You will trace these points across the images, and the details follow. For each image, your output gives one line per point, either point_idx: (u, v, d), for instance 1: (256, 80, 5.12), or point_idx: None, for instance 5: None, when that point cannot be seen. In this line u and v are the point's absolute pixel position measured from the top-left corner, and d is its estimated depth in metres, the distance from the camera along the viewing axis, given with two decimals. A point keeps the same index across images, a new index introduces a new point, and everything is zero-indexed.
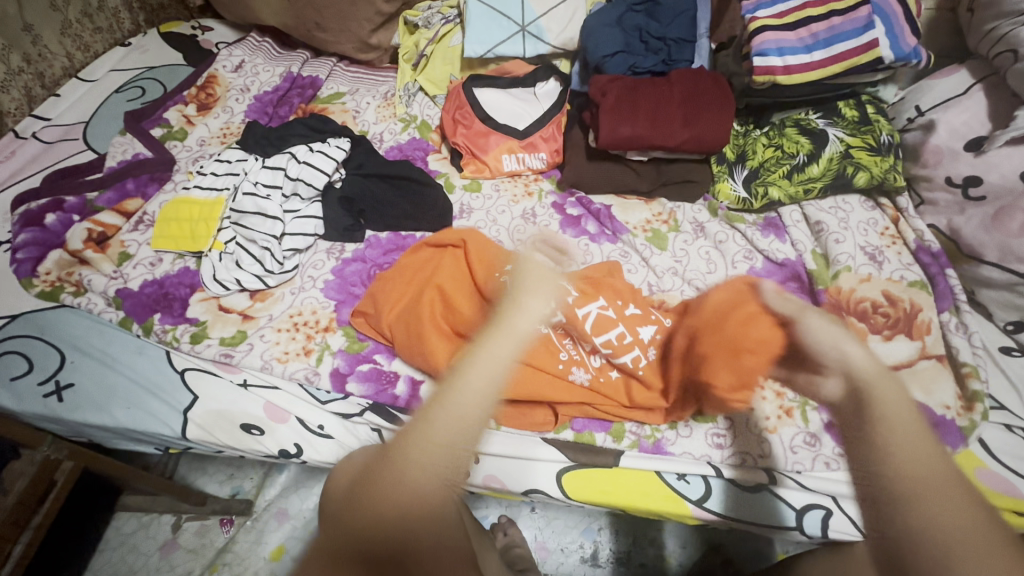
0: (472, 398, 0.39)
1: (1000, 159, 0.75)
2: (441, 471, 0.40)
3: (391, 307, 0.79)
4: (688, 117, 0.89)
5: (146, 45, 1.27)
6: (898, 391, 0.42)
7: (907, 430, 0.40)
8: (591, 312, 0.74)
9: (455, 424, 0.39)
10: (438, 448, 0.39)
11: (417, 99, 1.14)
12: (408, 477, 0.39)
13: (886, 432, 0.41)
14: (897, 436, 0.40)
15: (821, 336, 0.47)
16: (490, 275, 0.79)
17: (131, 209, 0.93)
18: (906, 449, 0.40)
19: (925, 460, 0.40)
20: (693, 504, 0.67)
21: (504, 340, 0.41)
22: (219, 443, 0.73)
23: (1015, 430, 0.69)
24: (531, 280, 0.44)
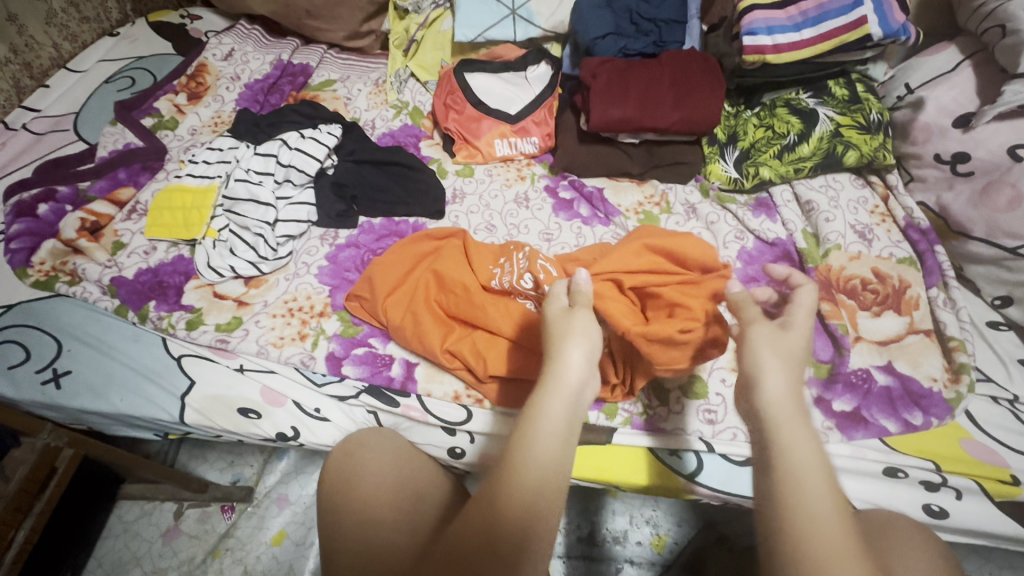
0: (553, 442, 0.46)
1: (988, 135, 0.76)
2: (540, 518, 0.44)
3: (387, 285, 0.79)
4: (679, 98, 0.89)
5: (135, 35, 1.26)
6: (802, 436, 0.45)
7: (808, 475, 0.43)
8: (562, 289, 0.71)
9: (543, 469, 0.45)
10: (535, 498, 0.44)
11: (408, 85, 1.14)
12: (510, 521, 0.44)
13: (784, 471, 0.44)
14: (796, 474, 0.43)
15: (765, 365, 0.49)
16: (486, 262, 0.80)
17: (123, 198, 0.93)
18: (807, 491, 0.42)
19: (818, 499, 0.42)
20: (686, 478, 0.69)
21: (563, 392, 0.48)
22: (217, 427, 0.74)
23: (1000, 401, 0.71)
24: (566, 331, 0.52)
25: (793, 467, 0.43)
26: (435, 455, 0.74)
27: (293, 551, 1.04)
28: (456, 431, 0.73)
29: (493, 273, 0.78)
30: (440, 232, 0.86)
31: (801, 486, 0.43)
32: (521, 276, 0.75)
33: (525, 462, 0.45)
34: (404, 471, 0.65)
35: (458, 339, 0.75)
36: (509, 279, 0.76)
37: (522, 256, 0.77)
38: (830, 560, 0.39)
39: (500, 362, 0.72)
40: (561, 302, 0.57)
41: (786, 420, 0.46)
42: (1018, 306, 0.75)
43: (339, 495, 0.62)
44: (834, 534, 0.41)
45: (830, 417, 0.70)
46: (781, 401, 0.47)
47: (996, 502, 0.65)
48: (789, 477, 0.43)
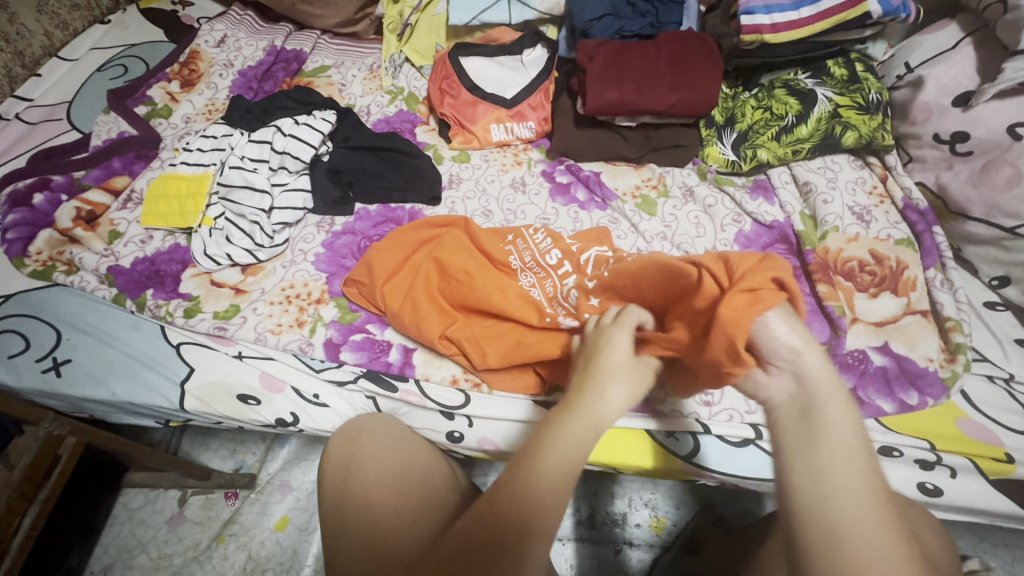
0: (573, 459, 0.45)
1: (988, 113, 0.75)
2: (539, 527, 0.43)
3: (388, 268, 0.80)
4: (676, 79, 0.88)
5: (126, 22, 1.25)
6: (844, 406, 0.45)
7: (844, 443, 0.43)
8: (591, 256, 0.79)
9: (553, 477, 0.44)
10: (541, 508, 0.43)
11: (403, 70, 1.13)
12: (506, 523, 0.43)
13: (824, 436, 0.43)
14: (830, 448, 0.43)
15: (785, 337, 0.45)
16: (493, 244, 0.81)
17: (118, 186, 0.93)
18: (836, 474, 0.42)
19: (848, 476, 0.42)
20: (682, 460, 0.69)
21: (594, 415, 0.47)
22: (217, 414, 0.75)
23: (996, 380, 0.71)
24: (613, 366, 0.51)
25: (820, 448, 0.43)
26: (433, 439, 0.75)
27: (295, 537, 1.05)
28: (453, 415, 0.74)
29: (507, 253, 0.80)
30: (441, 219, 0.85)
31: (830, 470, 0.42)
32: (545, 252, 0.80)
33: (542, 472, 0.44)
34: (414, 464, 0.65)
35: (458, 324, 0.76)
36: (532, 255, 0.80)
37: (538, 234, 0.82)
38: (858, 540, 0.39)
39: (497, 346, 0.73)
40: (628, 340, 0.53)
41: (821, 398, 0.45)
42: (1015, 286, 0.75)
43: (346, 489, 0.62)
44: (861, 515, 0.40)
45: None
46: (821, 374, 0.45)
47: (991, 479, 0.66)
48: (815, 462, 0.43)
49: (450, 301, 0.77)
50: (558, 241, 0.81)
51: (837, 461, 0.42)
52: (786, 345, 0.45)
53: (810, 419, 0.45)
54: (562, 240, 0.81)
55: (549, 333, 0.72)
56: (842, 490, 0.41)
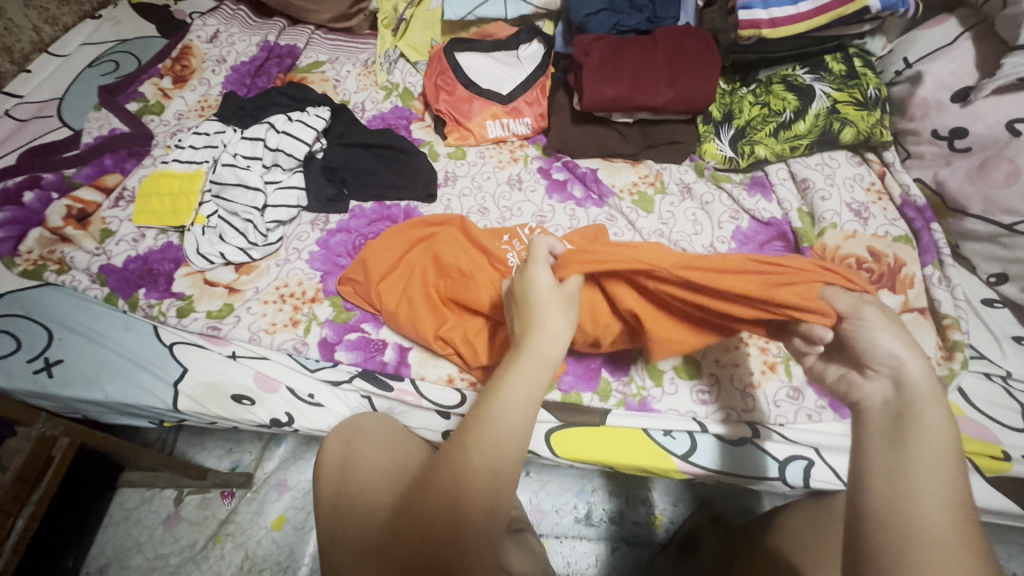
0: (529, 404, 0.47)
1: (986, 109, 0.74)
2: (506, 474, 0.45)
3: (384, 267, 0.79)
4: (674, 75, 0.87)
5: (117, 17, 1.23)
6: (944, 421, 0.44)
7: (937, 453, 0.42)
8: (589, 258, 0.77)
9: (517, 422, 0.46)
10: (500, 456, 0.45)
11: (398, 66, 1.12)
12: (480, 472, 0.44)
13: (917, 440, 0.43)
14: (921, 451, 0.42)
15: (890, 343, 0.49)
16: (489, 243, 0.78)
17: (110, 184, 0.92)
18: (925, 483, 0.40)
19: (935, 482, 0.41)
20: (679, 458, 0.68)
21: (541, 355, 0.50)
22: (211, 414, 0.74)
23: (994, 377, 0.71)
24: (544, 301, 0.54)
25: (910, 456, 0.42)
26: (429, 439, 0.75)
27: (293, 536, 1.05)
28: (449, 414, 0.73)
29: (503, 251, 0.78)
30: (437, 218, 0.84)
31: (916, 479, 0.41)
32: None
33: (502, 418, 0.46)
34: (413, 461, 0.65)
35: (453, 323, 0.75)
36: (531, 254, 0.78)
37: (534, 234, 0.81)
38: (932, 537, 0.38)
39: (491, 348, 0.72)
40: (547, 273, 0.57)
41: (918, 409, 0.45)
42: (1012, 283, 0.75)
43: (345, 489, 0.61)
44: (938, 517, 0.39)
45: (823, 396, 0.71)
46: (920, 382, 0.46)
47: (988, 477, 0.65)
48: (905, 468, 0.41)
49: (446, 300, 0.76)
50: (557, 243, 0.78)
51: (929, 472, 0.41)
52: (888, 348, 0.48)
53: (905, 427, 0.44)
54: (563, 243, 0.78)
55: None
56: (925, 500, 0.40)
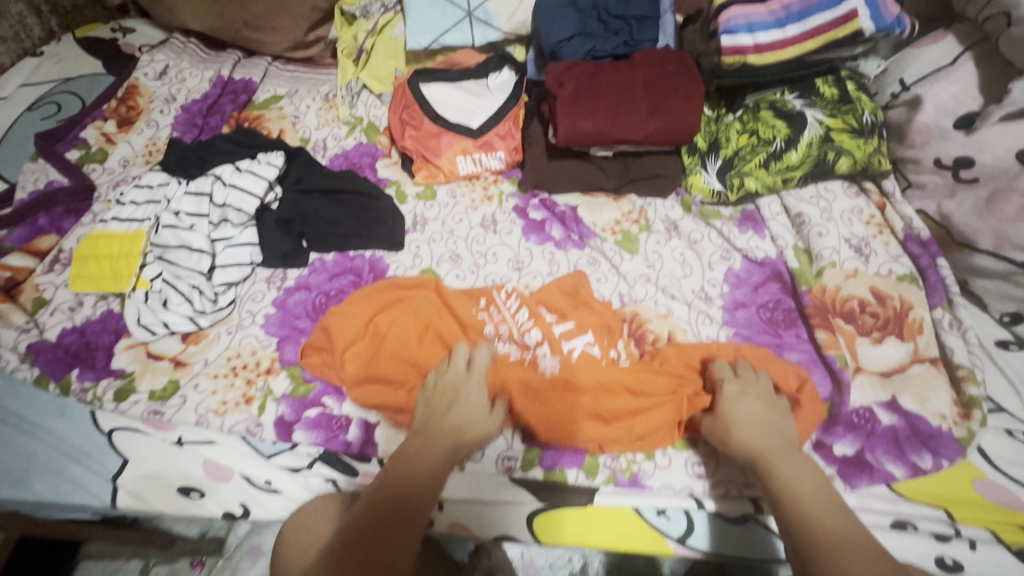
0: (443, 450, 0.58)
1: (993, 138, 0.68)
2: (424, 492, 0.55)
3: (345, 338, 0.72)
4: (654, 104, 0.81)
5: (60, 53, 1.15)
6: (799, 463, 0.55)
7: (815, 497, 0.52)
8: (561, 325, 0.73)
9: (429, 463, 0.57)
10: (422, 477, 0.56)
11: (362, 98, 1.04)
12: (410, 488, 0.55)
13: (799, 494, 0.53)
14: (800, 496, 0.52)
15: (747, 412, 0.61)
16: (465, 311, 0.74)
17: (44, 247, 0.84)
18: (820, 515, 0.51)
19: (829, 517, 0.50)
20: (675, 541, 0.62)
21: (456, 397, 0.63)
22: (155, 510, 0.67)
23: (1017, 434, 0.65)
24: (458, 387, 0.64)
25: (791, 492, 0.53)
26: None
27: None
28: None
29: (481, 322, 0.74)
30: (409, 280, 0.77)
31: (805, 510, 0.51)
32: (523, 325, 0.73)
33: (417, 462, 0.57)
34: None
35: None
36: (511, 324, 0.73)
37: (510, 300, 0.76)
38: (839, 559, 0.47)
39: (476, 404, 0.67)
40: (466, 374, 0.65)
41: (772, 453, 0.56)
42: None
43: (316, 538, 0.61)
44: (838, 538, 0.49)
45: (831, 464, 0.63)
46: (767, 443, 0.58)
47: None
48: (796, 507, 0.52)
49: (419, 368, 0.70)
50: (536, 313, 0.74)
51: (819, 508, 0.51)
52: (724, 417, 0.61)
53: (764, 468, 0.56)
54: (541, 313, 0.74)
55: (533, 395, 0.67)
56: (830, 532, 0.49)
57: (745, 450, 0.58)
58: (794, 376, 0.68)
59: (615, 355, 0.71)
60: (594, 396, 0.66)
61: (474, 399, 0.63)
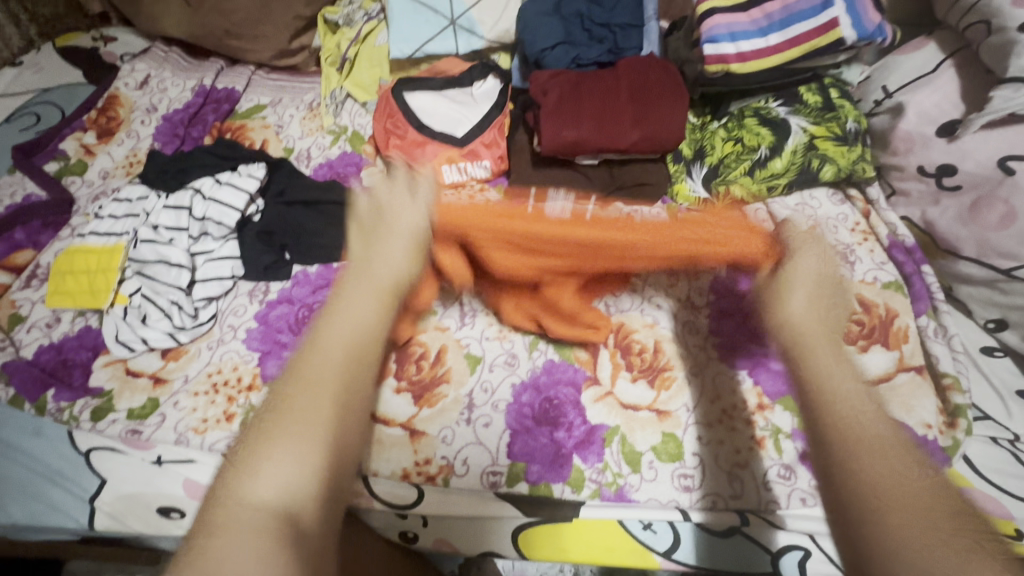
0: (361, 323, 0.44)
1: (975, 145, 0.68)
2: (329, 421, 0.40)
3: None
4: (639, 113, 0.81)
5: (39, 63, 1.13)
6: (830, 350, 0.45)
7: (867, 415, 0.40)
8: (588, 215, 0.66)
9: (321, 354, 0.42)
10: (328, 370, 0.41)
11: (346, 107, 1.03)
12: (325, 365, 0.41)
13: (813, 387, 0.43)
14: (842, 423, 0.40)
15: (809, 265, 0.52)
16: None
17: (21, 262, 0.83)
18: (877, 458, 0.38)
19: (883, 462, 0.38)
20: (660, 555, 0.63)
21: (371, 277, 0.47)
22: (133, 531, 0.66)
23: (1001, 442, 0.65)
24: (395, 229, 0.50)
25: (824, 384, 0.43)
26: (388, 535, 0.69)
27: None
28: (408, 514, 0.65)
29: None
30: None
31: (837, 412, 0.41)
32: None
33: (311, 363, 0.42)
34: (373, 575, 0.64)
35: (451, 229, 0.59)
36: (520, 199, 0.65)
37: None
38: (884, 461, 0.38)
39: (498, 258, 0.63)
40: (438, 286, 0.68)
41: (811, 336, 0.46)
42: (1013, 331, 0.69)
43: None
44: (921, 499, 0.36)
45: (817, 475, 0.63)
46: (806, 268, 0.52)
47: None
48: (818, 403, 0.42)
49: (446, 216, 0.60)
50: None
51: (868, 445, 0.39)
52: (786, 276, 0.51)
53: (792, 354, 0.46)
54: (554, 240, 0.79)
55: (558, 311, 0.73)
56: (862, 439, 0.39)
57: (780, 329, 0.48)
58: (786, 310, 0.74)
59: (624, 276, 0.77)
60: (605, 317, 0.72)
61: (413, 222, 0.51)
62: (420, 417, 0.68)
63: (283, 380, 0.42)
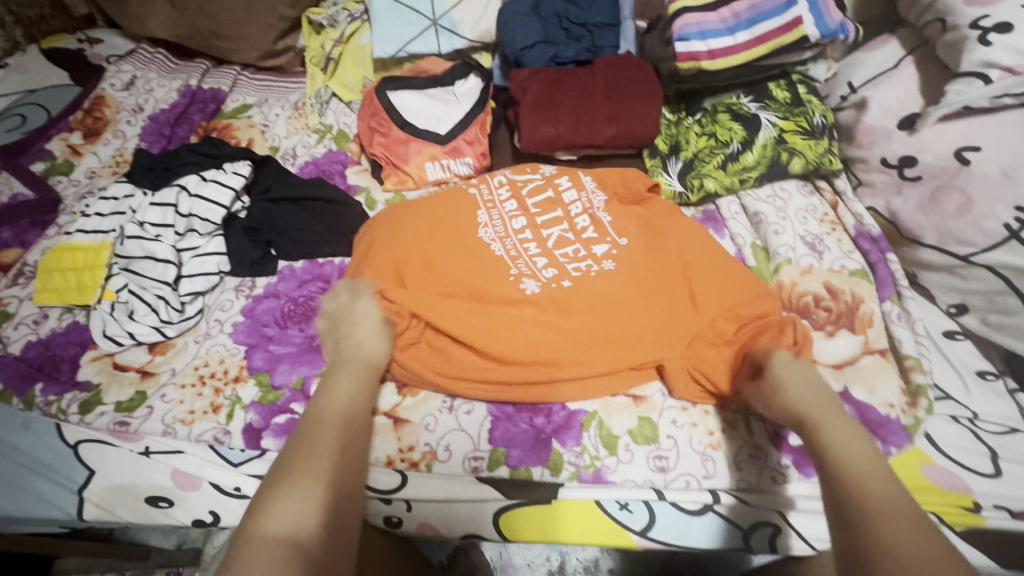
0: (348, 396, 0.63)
1: (933, 137, 0.71)
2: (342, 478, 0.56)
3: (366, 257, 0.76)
4: (614, 110, 0.83)
5: (25, 65, 1.14)
6: (842, 422, 0.57)
7: (861, 462, 0.53)
8: (554, 231, 0.79)
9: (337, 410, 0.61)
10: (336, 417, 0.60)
11: (331, 106, 1.05)
12: (333, 416, 0.60)
13: (836, 455, 0.54)
14: (854, 478, 0.52)
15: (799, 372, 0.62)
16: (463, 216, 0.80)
17: (8, 260, 0.83)
18: (883, 509, 0.49)
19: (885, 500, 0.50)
20: (637, 534, 0.65)
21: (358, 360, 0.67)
22: (123, 521, 0.68)
23: (961, 420, 0.68)
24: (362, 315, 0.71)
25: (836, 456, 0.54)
26: (370, 521, 0.69)
27: None
28: (391, 500, 0.67)
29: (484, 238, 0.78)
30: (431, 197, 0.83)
31: (852, 476, 0.52)
32: (522, 236, 0.78)
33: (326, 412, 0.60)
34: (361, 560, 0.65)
35: (433, 297, 0.73)
36: (502, 222, 0.79)
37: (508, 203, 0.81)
38: (894, 516, 0.48)
39: (463, 327, 0.71)
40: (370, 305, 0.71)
41: (815, 410, 0.58)
42: (973, 315, 0.72)
43: None
44: (909, 535, 0.47)
45: (786, 454, 0.66)
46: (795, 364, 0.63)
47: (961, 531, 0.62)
48: (836, 464, 0.53)
49: (439, 272, 0.75)
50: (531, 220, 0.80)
51: (874, 490, 0.51)
52: (777, 377, 0.61)
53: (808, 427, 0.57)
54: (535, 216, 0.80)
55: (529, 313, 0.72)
56: (875, 493, 0.50)
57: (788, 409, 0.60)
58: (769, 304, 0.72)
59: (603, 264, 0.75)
60: (577, 313, 0.72)
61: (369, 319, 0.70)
62: (404, 405, 0.70)
63: (298, 450, 0.56)
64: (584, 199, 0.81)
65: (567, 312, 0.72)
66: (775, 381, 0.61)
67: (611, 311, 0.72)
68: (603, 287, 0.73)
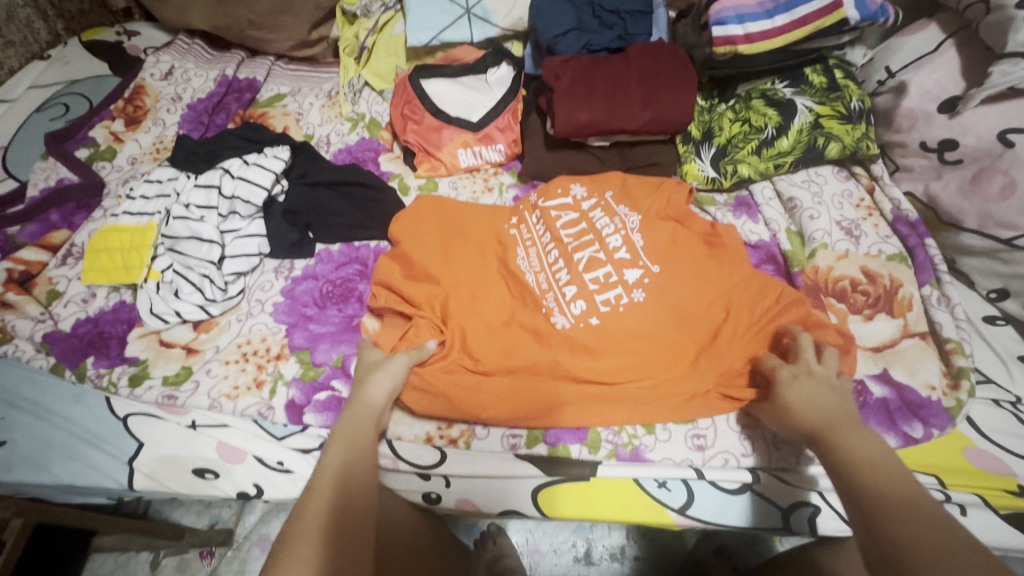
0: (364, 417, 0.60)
1: (976, 120, 0.71)
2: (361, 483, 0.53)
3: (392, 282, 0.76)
4: (649, 94, 0.83)
5: (67, 56, 1.17)
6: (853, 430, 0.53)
7: (879, 464, 0.49)
8: (585, 254, 0.76)
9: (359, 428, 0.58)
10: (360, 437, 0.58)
11: (363, 95, 1.06)
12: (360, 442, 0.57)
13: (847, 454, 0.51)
14: (863, 472, 0.48)
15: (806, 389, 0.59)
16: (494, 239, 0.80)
17: (56, 241, 0.86)
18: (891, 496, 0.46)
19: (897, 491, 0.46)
20: (675, 512, 0.65)
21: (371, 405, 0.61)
22: (171, 491, 0.69)
23: (1004, 404, 0.67)
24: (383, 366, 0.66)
25: (853, 463, 0.50)
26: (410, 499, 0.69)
27: None
28: (429, 475, 0.68)
29: (515, 264, 0.77)
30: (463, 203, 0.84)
31: (863, 473, 0.48)
32: (552, 263, 0.76)
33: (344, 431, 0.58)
34: (394, 534, 0.65)
35: (462, 335, 0.71)
36: (536, 258, 0.77)
37: (539, 224, 0.80)
38: (902, 505, 0.45)
39: (485, 358, 0.70)
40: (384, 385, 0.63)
41: (829, 424, 0.54)
42: (1015, 299, 0.71)
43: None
44: (928, 524, 0.43)
45: None
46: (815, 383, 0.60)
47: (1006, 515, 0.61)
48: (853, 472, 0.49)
49: (462, 304, 0.74)
50: (557, 239, 0.78)
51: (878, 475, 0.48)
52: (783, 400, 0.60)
53: (823, 442, 0.54)
54: (562, 237, 0.78)
55: (553, 344, 0.70)
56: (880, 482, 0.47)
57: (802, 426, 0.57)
58: (798, 310, 0.70)
59: (634, 295, 0.72)
60: (606, 347, 0.70)
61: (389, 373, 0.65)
62: None
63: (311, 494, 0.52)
64: (618, 223, 0.78)
65: (597, 346, 0.70)
66: (784, 402, 0.60)
67: (643, 340, 0.70)
68: (638, 318, 0.71)
